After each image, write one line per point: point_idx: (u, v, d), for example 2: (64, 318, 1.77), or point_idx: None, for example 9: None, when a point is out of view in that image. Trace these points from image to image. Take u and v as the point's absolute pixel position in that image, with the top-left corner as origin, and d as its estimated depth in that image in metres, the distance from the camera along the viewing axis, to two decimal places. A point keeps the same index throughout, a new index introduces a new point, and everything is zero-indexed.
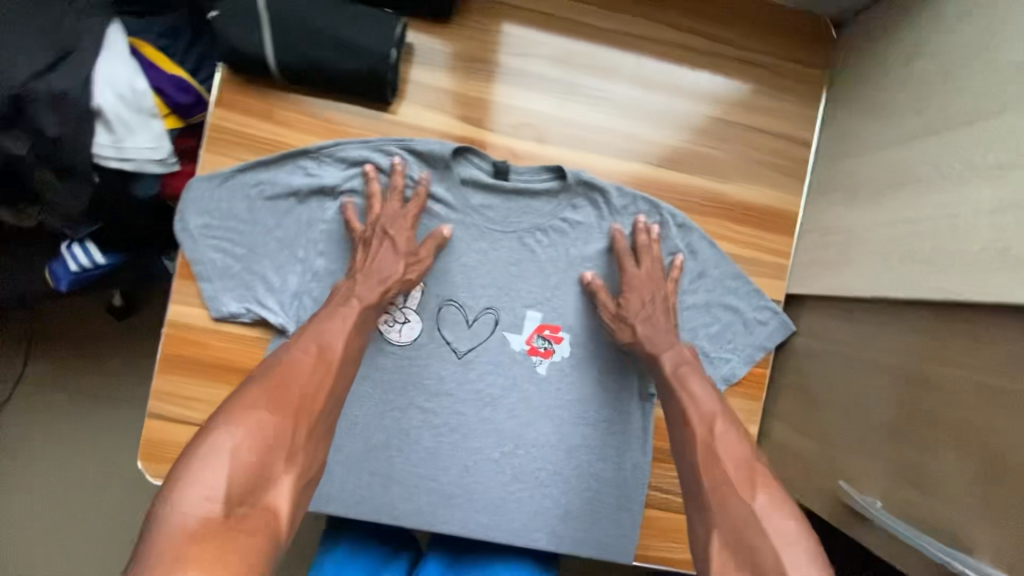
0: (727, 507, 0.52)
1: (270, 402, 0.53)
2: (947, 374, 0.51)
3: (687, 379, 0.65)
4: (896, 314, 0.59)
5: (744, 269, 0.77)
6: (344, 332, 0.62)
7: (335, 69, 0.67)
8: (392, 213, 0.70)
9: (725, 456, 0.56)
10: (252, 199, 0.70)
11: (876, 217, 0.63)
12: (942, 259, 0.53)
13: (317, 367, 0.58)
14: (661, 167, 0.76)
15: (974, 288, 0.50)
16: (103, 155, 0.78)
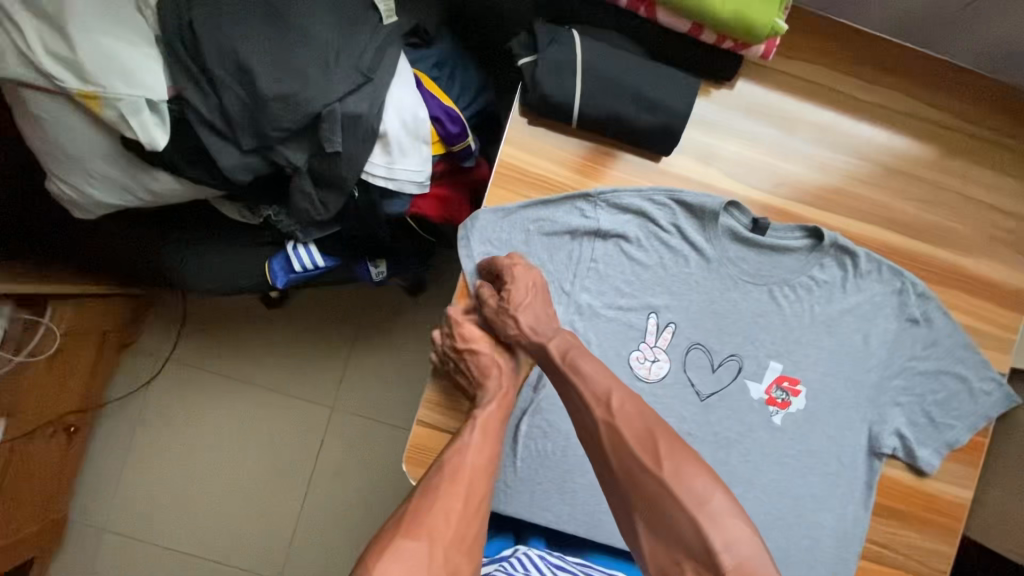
0: (639, 488, 0.59)
1: (411, 531, 0.59)
2: None
3: (577, 362, 0.68)
4: None
5: (975, 340, 0.80)
6: (474, 447, 0.67)
7: (633, 122, 0.72)
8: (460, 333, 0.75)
9: (626, 429, 0.62)
10: (531, 233, 0.76)
11: None
12: None
13: (454, 488, 0.63)
14: (904, 236, 0.80)
15: None
16: (373, 173, 0.84)
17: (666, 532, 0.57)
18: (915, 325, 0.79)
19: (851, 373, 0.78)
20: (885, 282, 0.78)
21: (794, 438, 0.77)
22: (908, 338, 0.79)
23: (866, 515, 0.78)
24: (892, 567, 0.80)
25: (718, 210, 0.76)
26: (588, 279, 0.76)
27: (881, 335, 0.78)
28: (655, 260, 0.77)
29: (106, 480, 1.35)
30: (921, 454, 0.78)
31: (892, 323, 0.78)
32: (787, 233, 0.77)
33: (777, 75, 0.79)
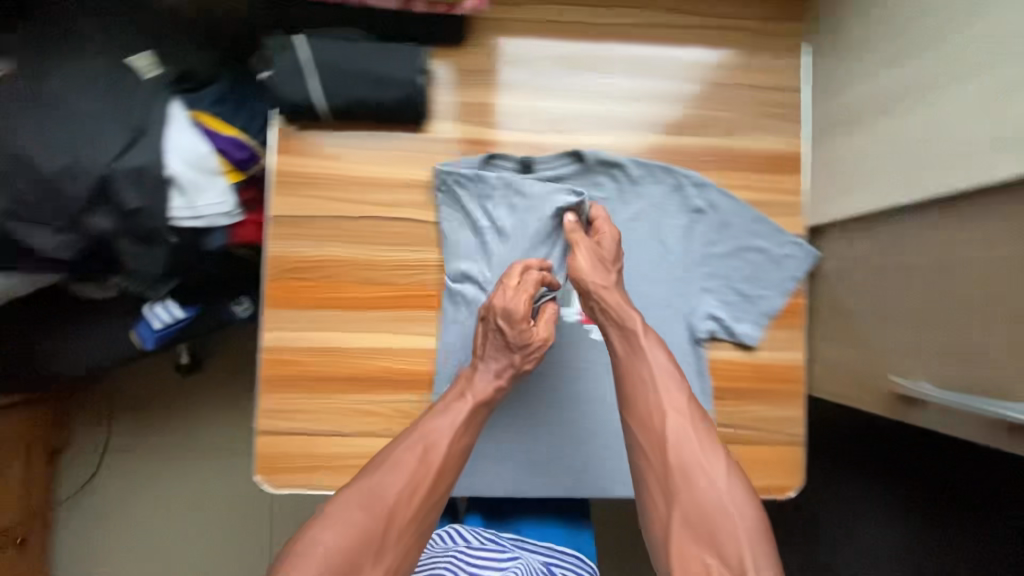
0: (693, 487, 0.65)
1: (361, 507, 0.63)
2: (967, 256, 0.59)
3: (648, 343, 0.74)
4: (914, 218, 0.66)
5: (764, 212, 0.83)
6: (451, 431, 0.70)
7: (375, 100, 0.77)
8: (510, 299, 0.73)
9: (677, 432, 0.68)
10: (323, 230, 0.80)
11: (881, 137, 0.70)
12: (949, 159, 0.60)
13: (420, 469, 0.67)
14: (671, 136, 0.84)
15: (975, 178, 0.57)
16: (180, 217, 0.88)
17: (699, 524, 0.63)
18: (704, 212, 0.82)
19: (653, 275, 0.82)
20: (662, 181, 0.82)
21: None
22: (700, 227, 0.82)
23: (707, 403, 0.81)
24: (750, 443, 0.82)
25: (490, 162, 0.82)
26: (387, 257, 0.81)
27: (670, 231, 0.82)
28: (442, 222, 0.80)
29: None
30: (740, 328, 0.81)
31: (681, 216, 0.82)
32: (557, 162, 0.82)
33: (510, 23, 0.83)
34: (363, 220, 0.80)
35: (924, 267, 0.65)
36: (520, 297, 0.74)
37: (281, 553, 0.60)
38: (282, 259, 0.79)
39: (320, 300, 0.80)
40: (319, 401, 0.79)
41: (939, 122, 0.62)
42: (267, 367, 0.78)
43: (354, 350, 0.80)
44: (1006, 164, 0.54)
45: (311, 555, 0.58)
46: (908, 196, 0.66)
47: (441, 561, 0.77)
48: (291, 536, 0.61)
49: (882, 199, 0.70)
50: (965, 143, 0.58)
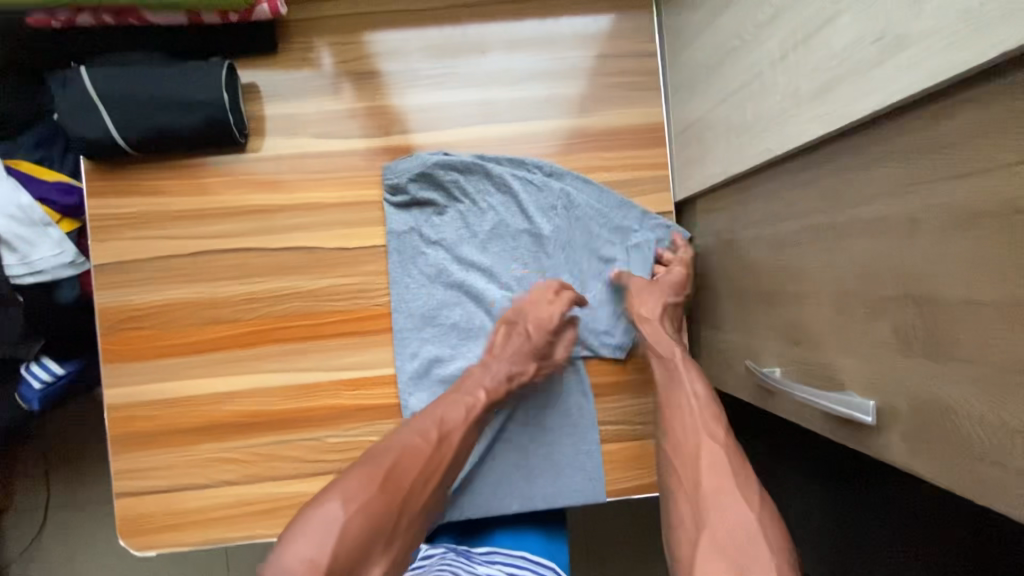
0: (736, 503, 0.55)
1: (383, 489, 0.58)
2: (790, 227, 0.52)
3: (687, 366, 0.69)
4: (748, 186, 0.60)
5: (626, 193, 0.78)
6: (463, 423, 0.67)
7: (177, 126, 0.70)
8: (533, 307, 0.74)
9: (726, 458, 0.60)
10: (154, 273, 0.74)
11: (713, 100, 0.64)
12: (762, 120, 0.54)
13: (431, 456, 0.63)
14: (521, 123, 0.78)
15: (781, 142, 0.51)
16: (16, 274, 0.82)
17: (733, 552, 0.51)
18: (583, 205, 0.76)
19: (537, 275, 0.78)
20: (541, 185, 0.76)
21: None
22: (579, 226, 0.77)
23: (589, 402, 0.77)
24: (638, 439, 0.78)
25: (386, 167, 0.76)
26: (225, 294, 0.75)
27: (549, 229, 0.77)
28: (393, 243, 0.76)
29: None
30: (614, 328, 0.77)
31: (561, 215, 0.77)
32: (432, 159, 0.75)
33: (325, 23, 0.76)
34: (195, 257, 0.75)
35: (762, 242, 0.58)
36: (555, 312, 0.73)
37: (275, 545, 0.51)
38: (113, 310, 0.74)
39: (162, 348, 0.74)
40: (174, 454, 0.74)
41: (752, 80, 0.55)
42: (115, 425, 0.74)
43: (203, 396, 0.75)
44: (802, 123, 0.47)
45: (325, 532, 0.52)
46: (738, 164, 0.59)
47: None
48: (298, 512, 0.54)
49: (721, 169, 0.63)
50: (772, 101, 0.51)
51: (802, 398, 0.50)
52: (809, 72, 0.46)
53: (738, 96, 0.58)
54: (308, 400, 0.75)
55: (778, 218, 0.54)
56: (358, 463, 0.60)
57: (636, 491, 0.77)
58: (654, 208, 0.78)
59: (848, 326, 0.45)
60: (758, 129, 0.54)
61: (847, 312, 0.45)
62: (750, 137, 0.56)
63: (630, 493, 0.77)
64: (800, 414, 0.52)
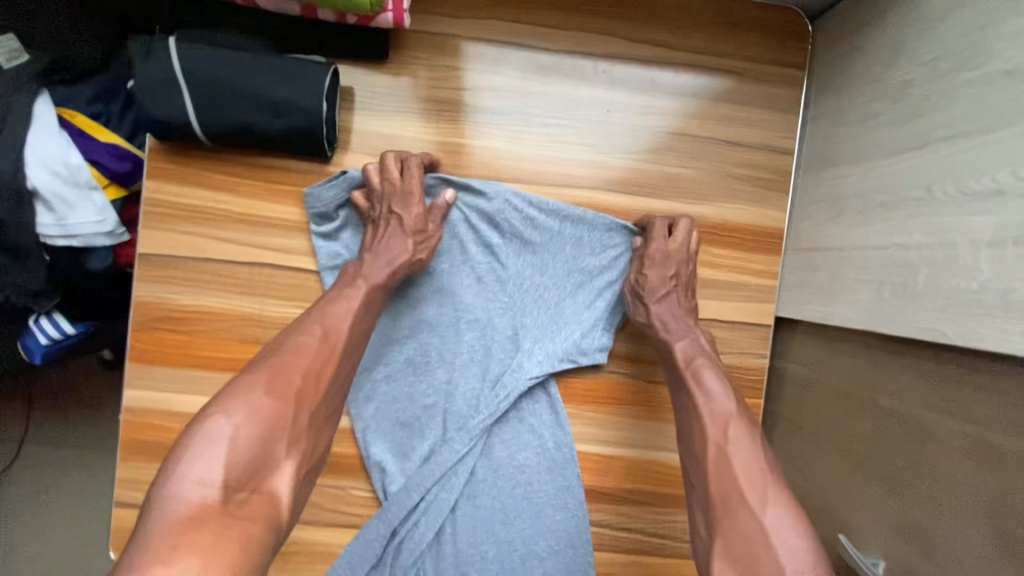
0: (733, 516, 0.51)
1: (269, 387, 0.52)
2: (943, 426, 0.46)
3: (701, 373, 0.61)
4: (887, 351, 0.53)
5: (727, 295, 0.71)
6: (348, 314, 0.60)
7: (266, 129, 0.63)
8: (391, 190, 0.65)
9: (738, 461, 0.54)
10: (203, 275, 0.67)
11: (865, 240, 0.57)
12: (939, 297, 0.47)
13: (323, 351, 0.56)
14: (631, 195, 0.71)
15: (963, 335, 0.44)
16: (48, 234, 0.75)
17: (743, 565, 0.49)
18: (552, 227, 0.69)
19: (496, 310, 0.70)
20: (492, 206, 0.68)
21: (459, 397, 0.70)
22: (540, 250, 0.70)
23: (631, 503, 0.71)
24: (680, 556, 0.72)
25: (344, 201, 0.67)
26: (277, 315, 0.68)
27: (507, 255, 0.70)
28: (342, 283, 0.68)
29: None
30: (586, 346, 0.70)
31: (520, 238, 0.70)
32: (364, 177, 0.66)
33: (442, 39, 0.68)
34: (251, 267, 0.68)
35: (894, 418, 0.52)
36: (412, 186, 0.65)
37: (158, 475, 0.46)
38: (151, 307, 0.67)
39: (195, 357, 0.67)
40: None
41: (937, 248, 0.48)
42: (129, 429, 0.67)
43: None
44: (1005, 332, 0.41)
45: (209, 451, 0.47)
46: (888, 325, 0.52)
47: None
48: (179, 443, 0.48)
49: (859, 317, 0.57)
50: (961, 285, 0.45)
51: None
52: None
53: (911, 254, 0.51)
54: (340, 445, 0.69)
55: (928, 405, 0.48)
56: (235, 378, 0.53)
57: None
58: (754, 319, 0.71)
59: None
60: (932, 302, 0.48)
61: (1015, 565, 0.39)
62: (915, 303, 0.50)
63: None
64: None
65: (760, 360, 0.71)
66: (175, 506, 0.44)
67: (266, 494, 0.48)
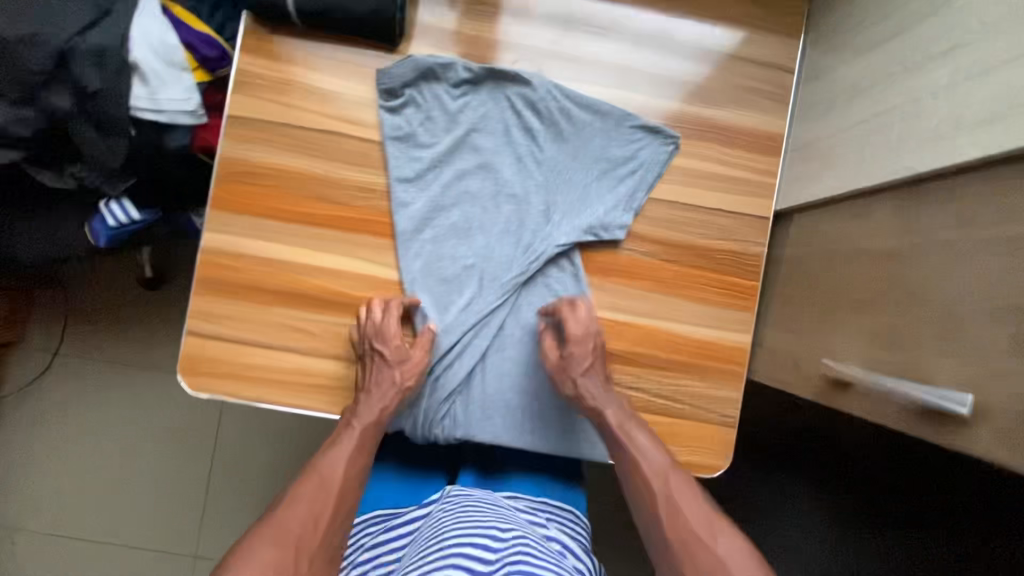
0: (695, 558, 0.63)
1: (272, 543, 0.63)
2: (912, 239, 0.57)
3: (632, 432, 0.73)
4: (870, 202, 0.64)
5: (733, 188, 0.82)
6: (344, 458, 0.71)
7: (348, 11, 0.74)
8: (380, 327, 0.74)
9: (686, 509, 0.67)
10: (281, 138, 0.77)
11: (851, 119, 0.68)
12: (908, 141, 0.58)
13: (320, 500, 0.68)
14: (654, 98, 0.82)
15: (924, 161, 0.55)
16: (139, 106, 0.86)
17: None
18: (585, 119, 0.80)
19: (530, 187, 0.80)
20: (531, 98, 0.79)
21: (494, 260, 0.80)
22: (570, 139, 0.81)
23: (638, 366, 0.81)
24: (681, 418, 0.81)
25: (410, 80, 0.77)
26: (341, 178, 0.78)
27: (541, 141, 0.80)
28: (398, 152, 0.78)
29: (40, 456, 1.49)
30: (607, 224, 0.79)
31: (553, 128, 0.80)
32: (426, 62, 0.77)
33: None
34: (323, 135, 0.78)
35: (868, 256, 0.63)
36: (392, 313, 0.75)
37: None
38: (233, 161, 0.77)
39: (268, 209, 0.77)
40: (252, 311, 0.77)
41: (908, 108, 0.59)
42: (206, 268, 0.77)
43: (295, 264, 0.77)
44: (953, 147, 0.52)
45: None
46: (868, 181, 0.63)
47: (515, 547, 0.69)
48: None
49: (844, 184, 0.67)
50: (924, 125, 0.56)
51: (889, 386, 0.53)
52: (979, 104, 0.50)
53: (886, 116, 0.62)
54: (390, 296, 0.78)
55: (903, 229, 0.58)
56: (238, 541, 0.63)
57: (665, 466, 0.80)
58: (755, 211, 0.81)
59: (953, 333, 0.49)
60: (902, 151, 0.59)
61: (958, 320, 0.49)
62: (888, 158, 0.60)
63: None
64: (872, 408, 0.56)
65: (759, 247, 0.81)
66: None
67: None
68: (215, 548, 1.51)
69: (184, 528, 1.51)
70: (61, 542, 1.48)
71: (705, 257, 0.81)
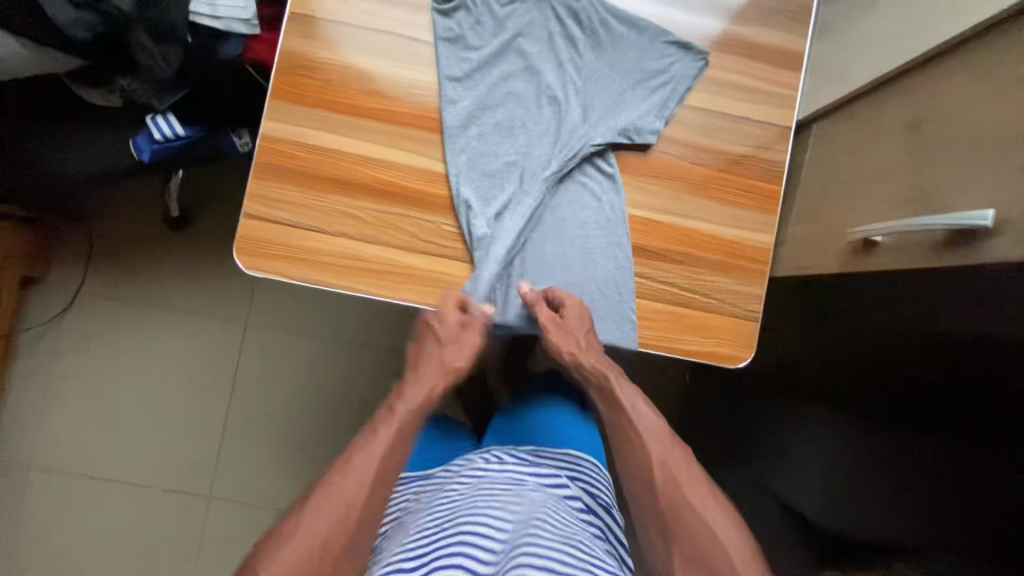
0: (683, 516, 0.63)
1: (344, 476, 0.60)
2: (940, 103, 0.66)
3: (635, 402, 0.75)
4: (901, 86, 0.72)
5: (757, 99, 0.87)
6: (415, 404, 0.69)
7: None
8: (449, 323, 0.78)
9: (678, 470, 0.67)
10: (339, 36, 0.82)
11: (884, 23, 0.77)
12: (937, 21, 0.68)
13: (390, 437, 0.64)
14: (688, 13, 0.88)
15: (951, 31, 0.65)
16: (199, 12, 0.91)
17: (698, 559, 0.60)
18: (622, 32, 0.86)
19: (570, 93, 0.86)
20: (573, 10, 0.86)
21: (535, 159, 0.85)
22: (608, 50, 0.87)
23: (670, 262, 0.85)
24: (709, 311, 0.85)
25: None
26: (395, 75, 0.83)
27: (581, 50, 0.86)
28: (449, 52, 0.83)
29: (54, 395, 1.48)
30: (641, 127, 0.85)
31: (593, 38, 0.86)
32: None
33: None
34: (378, 35, 0.83)
35: (901, 126, 0.71)
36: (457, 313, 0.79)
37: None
38: (293, 55, 0.81)
39: (324, 101, 0.82)
40: (305, 196, 0.81)
41: None
42: (264, 154, 0.81)
43: (347, 154, 0.82)
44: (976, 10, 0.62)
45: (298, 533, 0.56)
46: (905, 56, 0.71)
47: (530, 520, 0.68)
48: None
49: (880, 67, 0.76)
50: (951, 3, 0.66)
51: (912, 226, 0.60)
52: None
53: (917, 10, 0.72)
54: (437, 186, 0.83)
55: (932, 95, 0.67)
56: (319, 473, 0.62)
57: (695, 356, 0.85)
58: (777, 121, 0.87)
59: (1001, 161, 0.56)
60: (938, 23, 0.67)
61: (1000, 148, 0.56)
62: (927, 34, 0.69)
63: (686, 356, 0.85)
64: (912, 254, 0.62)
65: (782, 154, 0.87)
66: None
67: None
68: (229, 490, 1.49)
69: (195, 471, 1.49)
70: (71, 482, 1.46)
71: (731, 162, 0.87)
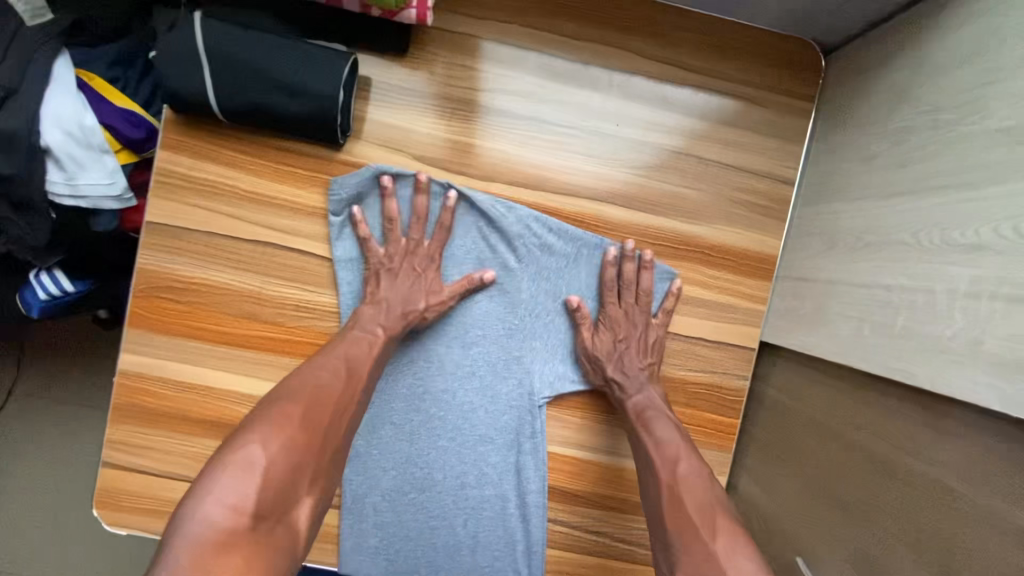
0: (691, 548, 0.55)
1: (303, 416, 0.55)
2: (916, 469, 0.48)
3: (652, 423, 0.67)
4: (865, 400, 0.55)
5: (718, 314, 0.73)
6: (369, 358, 0.64)
7: (282, 112, 0.63)
8: (411, 243, 0.70)
9: (691, 502, 0.59)
10: (208, 251, 0.68)
11: (853, 278, 0.59)
12: (914, 340, 0.49)
13: (342, 386, 0.60)
14: (633, 210, 0.71)
15: (929, 374, 0.47)
16: (57, 193, 0.73)
17: None
18: (564, 258, 0.71)
19: (495, 332, 0.72)
20: (510, 229, 0.70)
21: (452, 408, 0.71)
22: (551, 279, 0.72)
23: (603, 509, 0.74)
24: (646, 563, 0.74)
25: (365, 189, 0.69)
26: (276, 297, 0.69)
27: (517, 279, 0.71)
28: (344, 278, 0.69)
29: None
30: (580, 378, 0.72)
31: (531, 264, 0.71)
32: (386, 171, 0.68)
33: (460, 40, 0.69)
34: (254, 246, 0.69)
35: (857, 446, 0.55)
36: (426, 244, 0.70)
37: (175, 513, 0.45)
38: (153, 274, 0.68)
39: (195, 328, 0.69)
40: (176, 442, 0.70)
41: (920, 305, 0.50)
42: (122, 392, 0.69)
43: (222, 390, 0.69)
44: (958, 376, 0.44)
45: (233, 479, 0.48)
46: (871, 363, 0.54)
47: None
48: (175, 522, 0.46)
49: (840, 347, 0.59)
50: (937, 330, 0.47)
51: None
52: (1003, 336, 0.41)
53: (895, 296, 0.53)
54: None
55: (900, 446, 0.50)
56: (262, 407, 0.55)
57: None
58: (739, 341, 0.73)
59: None
60: (902, 341, 0.51)
61: None
62: (894, 342, 0.52)
63: None
64: None
65: (741, 380, 0.73)
66: (200, 523, 0.44)
67: (280, 530, 0.48)
68: None
69: None
70: None
71: (680, 391, 0.73)
